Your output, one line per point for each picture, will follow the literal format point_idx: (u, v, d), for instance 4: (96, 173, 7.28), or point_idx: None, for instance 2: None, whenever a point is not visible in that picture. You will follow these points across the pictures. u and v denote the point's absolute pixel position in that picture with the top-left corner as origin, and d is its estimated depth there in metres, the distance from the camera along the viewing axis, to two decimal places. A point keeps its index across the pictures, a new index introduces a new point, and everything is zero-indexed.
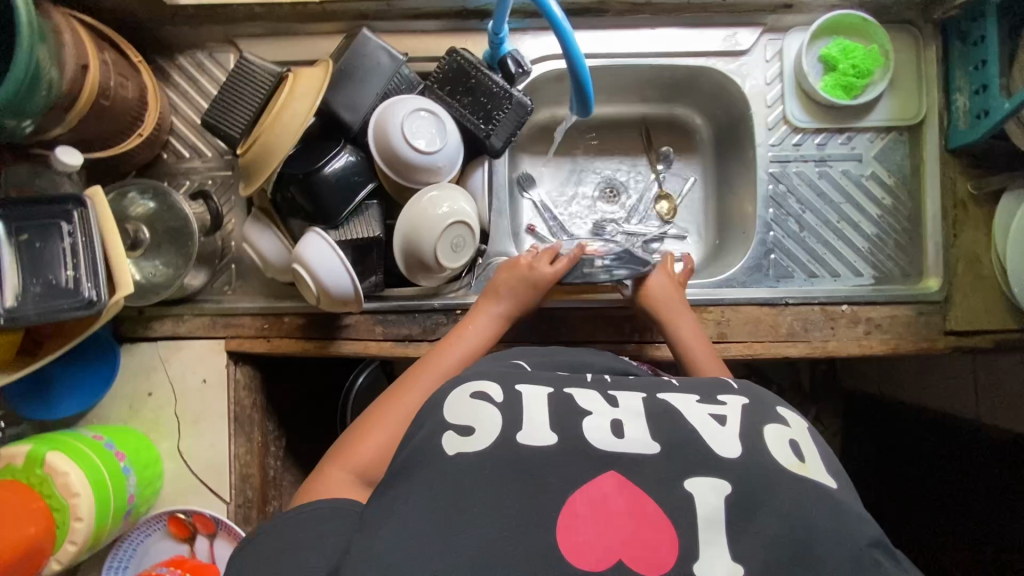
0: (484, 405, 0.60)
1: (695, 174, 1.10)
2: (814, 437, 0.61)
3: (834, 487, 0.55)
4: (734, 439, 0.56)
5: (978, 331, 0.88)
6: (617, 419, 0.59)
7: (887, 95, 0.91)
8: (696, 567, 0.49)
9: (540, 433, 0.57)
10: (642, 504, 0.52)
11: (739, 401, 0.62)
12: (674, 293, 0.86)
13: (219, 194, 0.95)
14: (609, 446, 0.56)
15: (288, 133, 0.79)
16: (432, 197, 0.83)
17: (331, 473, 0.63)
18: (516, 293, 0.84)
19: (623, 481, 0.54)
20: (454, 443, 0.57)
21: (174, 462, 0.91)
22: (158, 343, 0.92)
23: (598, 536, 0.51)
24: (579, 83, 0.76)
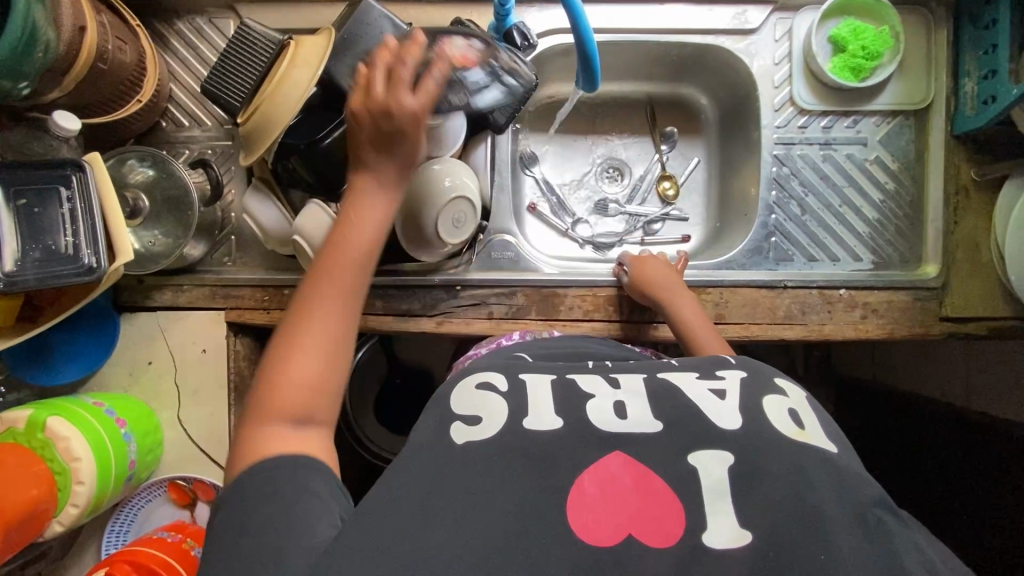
0: (491, 394, 0.63)
1: (699, 155, 1.09)
2: (813, 406, 0.63)
3: (834, 452, 0.57)
4: (734, 412, 0.59)
5: (974, 317, 0.89)
6: (620, 400, 0.62)
7: (895, 78, 0.90)
8: (705, 538, 0.52)
9: (546, 420, 0.60)
10: (649, 482, 0.55)
11: (738, 375, 0.64)
12: (671, 275, 0.87)
13: (219, 164, 0.94)
14: (614, 428, 0.59)
15: (288, 103, 0.78)
16: (434, 170, 0.83)
17: (261, 427, 0.58)
18: (391, 146, 0.65)
19: (630, 461, 0.57)
20: (463, 432, 0.60)
21: (175, 430, 0.92)
22: (158, 313, 0.92)
23: (609, 513, 0.54)
24: (586, 57, 0.75)
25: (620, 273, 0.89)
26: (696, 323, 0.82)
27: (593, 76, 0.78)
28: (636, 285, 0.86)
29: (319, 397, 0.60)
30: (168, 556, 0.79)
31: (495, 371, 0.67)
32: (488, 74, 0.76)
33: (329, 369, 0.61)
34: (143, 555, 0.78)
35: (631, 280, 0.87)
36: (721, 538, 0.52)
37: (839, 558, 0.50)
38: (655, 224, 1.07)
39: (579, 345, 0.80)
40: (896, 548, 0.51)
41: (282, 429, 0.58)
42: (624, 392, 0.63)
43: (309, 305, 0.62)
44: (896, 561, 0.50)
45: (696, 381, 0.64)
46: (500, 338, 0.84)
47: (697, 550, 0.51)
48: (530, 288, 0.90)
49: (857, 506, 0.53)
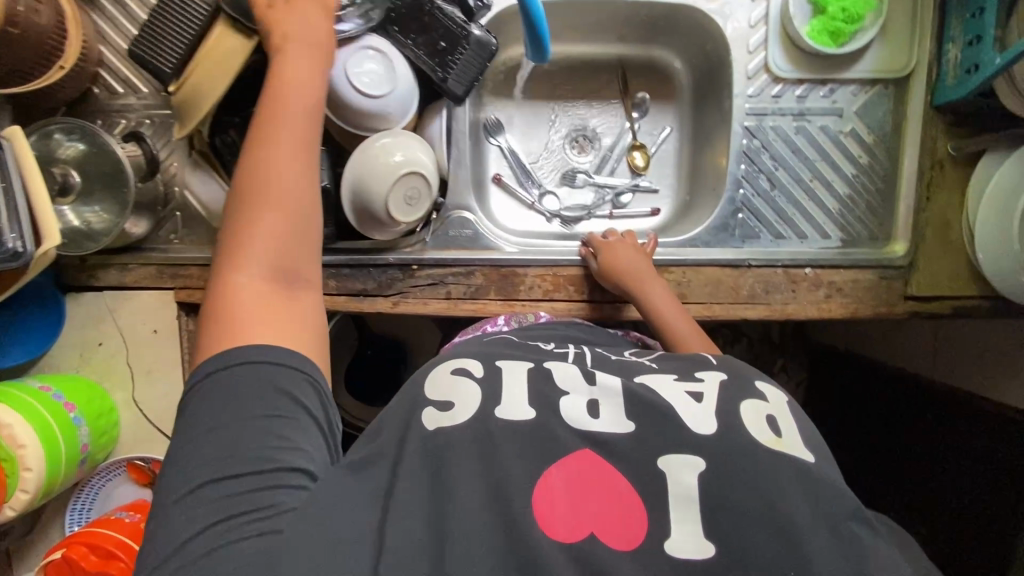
0: (465, 380, 0.61)
1: (671, 123, 1.04)
2: (793, 412, 0.61)
3: (812, 462, 0.55)
4: (711, 416, 0.57)
5: (938, 297, 0.87)
6: (594, 398, 0.60)
7: (876, 44, 0.85)
8: (668, 544, 0.50)
9: (516, 408, 0.58)
10: (615, 484, 0.53)
11: (718, 377, 0.63)
12: (638, 258, 0.84)
13: (158, 135, 0.88)
14: (582, 425, 0.57)
15: (221, 75, 0.73)
16: (384, 143, 0.78)
17: (236, 286, 0.58)
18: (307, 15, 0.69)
19: (599, 461, 0.54)
20: (434, 417, 0.58)
21: (130, 411, 0.91)
22: (105, 293, 0.89)
23: (577, 509, 0.52)
24: (531, 22, 0.70)
25: (586, 260, 0.87)
26: (669, 310, 0.80)
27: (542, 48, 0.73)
28: (606, 272, 0.84)
29: (292, 266, 0.60)
30: (125, 537, 0.79)
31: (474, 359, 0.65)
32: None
33: (295, 220, 0.61)
34: (98, 537, 0.78)
35: (600, 267, 0.84)
36: (687, 548, 0.50)
37: (804, 564, 0.49)
38: (624, 196, 1.03)
39: (553, 336, 0.78)
40: (865, 553, 0.50)
41: (258, 301, 0.57)
42: (598, 390, 0.61)
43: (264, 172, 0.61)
44: (862, 564, 0.49)
45: (672, 382, 0.62)
46: (484, 325, 0.82)
47: (662, 557, 0.50)
48: (488, 267, 0.87)
49: (829, 518, 0.51)
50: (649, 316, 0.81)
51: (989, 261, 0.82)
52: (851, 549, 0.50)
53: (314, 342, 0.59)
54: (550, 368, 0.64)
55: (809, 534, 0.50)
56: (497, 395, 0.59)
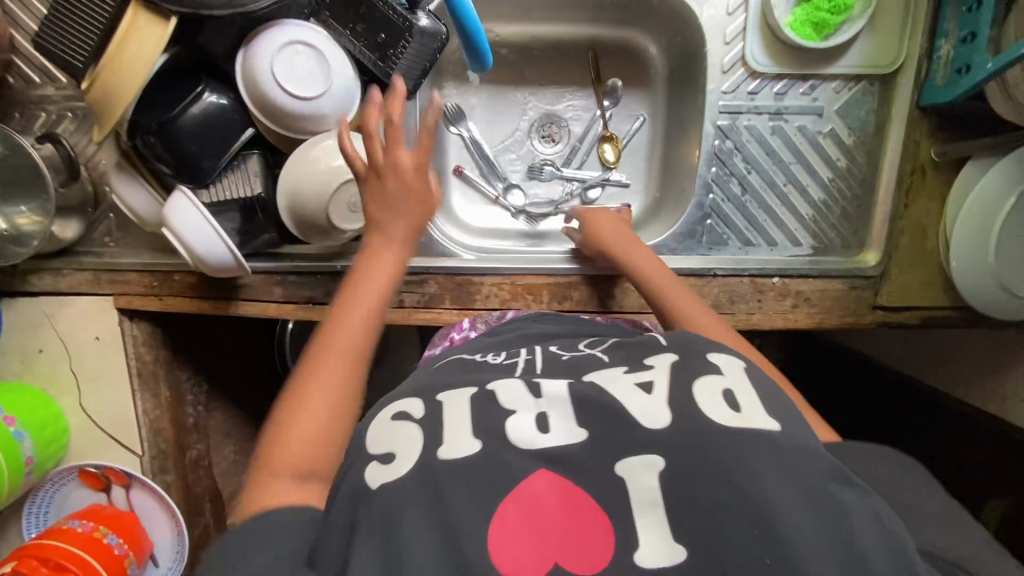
0: (404, 423, 0.52)
1: (644, 112, 0.97)
2: (754, 376, 0.52)
3: (776, 430, 0.46)
4: (665, 408, 0.47)
5: (908, 307, 0.84)
6: (544, 411, 0.50)
7: (863, 37, 0.78)
8: (637, 555, 0.42)
9: (462, 444, 0.48)
10: (575, 500, 0.45)
11: (671, 360, 0.53)
12: (620, 225, 0.82)
13: (81, 129, 0.81)
14: (530, 445, 0.47)
15: (134, 73, 0.63)
16: (329, 146, 0.72)
17: (265, 486, 0.51)
18: (393, 201, 0.66)
19: (557, 481, 0.46)
20: (378, 474, 0.48)
21: (79, 417, 0.88)
22: (40, 299, 0.85)
23: (534, 542, 0.43)
24: (471, 38, 0.70)
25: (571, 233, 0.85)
26: (655, 274, 0.75)
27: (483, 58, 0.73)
28: (590, 241, 0.82)
29: (329, 452, 0.54)
30: (76, 549, 0.80)
31: (411, 396, 0.55)
32: None
33: (341, 423, 0.56)
34: (49, 549, 0.78)
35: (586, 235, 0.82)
36: (654, 554, 0.42)
37: None
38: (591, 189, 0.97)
39: (513, 343, 0.69)
40: (848, 519, 0.41)
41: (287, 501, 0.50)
42: (545, 402, 0.51)
43: (324, 346, 0.59)
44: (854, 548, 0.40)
45: (625, 375, 0.52)
46: (451, 334, 0.78)
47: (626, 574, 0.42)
48: (443, 275, 0.83)
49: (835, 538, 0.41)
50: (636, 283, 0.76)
51: (963, 271, 0.78)
52: (841, 525, 0.41)
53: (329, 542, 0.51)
54: (493, 391, 0.53)
55: (800, 528, 0.41)
56: (434, 433, 0.50)
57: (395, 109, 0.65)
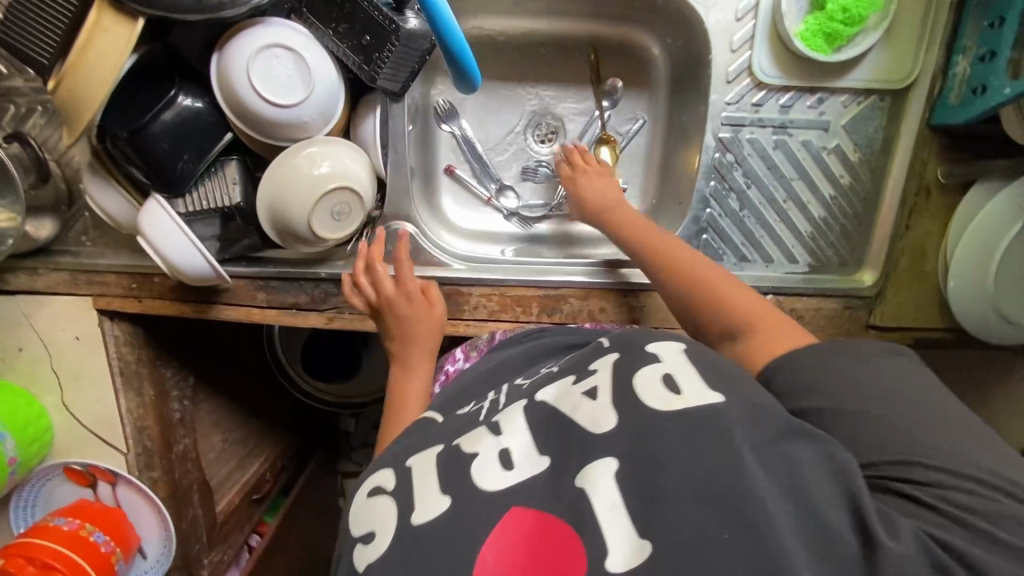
0: (381, 496, 0.52)
1: (645, 114, 0.92)
2: (697, 356, 0.51)
3: (719, 401, 0.45)
4: (609, 408, 0.49)
5: (902, 327, 0.81)
6: (505, 448, 0.50)
7: (878, 49, 0.75)
8: (608, 565, 0.41)
9: (432, 505, 0.48)
10: (546, 528, 0.44)
11: (610, 360, 0.53)
12: (608, 184, 0.81)
13: (50, 124, 0.77)
14: (497, 485, 0.47)
15: (100, 76, 0.59)
16: (311, 153, 0.69)
17: None
18: (405, 328, 0.73)
19: (528, 515, 0.45)
20: (363, 557, 0.48)
21: (62, 415, 0.88)
22: (18, 298, 0.83)
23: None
24: (455, 58, 0.62)
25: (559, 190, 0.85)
26: (640, 231, 0.75)
27: (470, 78, 0.65)
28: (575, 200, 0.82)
29: None
30: (62, 548, 0.80)
31: (381, 468, 0.55)
32: None
33: None
34: (35, 549, 0.79)
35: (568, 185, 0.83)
36: (622, 555, 0.41)
37: None
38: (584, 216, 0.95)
39: (481, 389, 0.64)
40: (799, 476, 0.41)
41: None
42: (506, 437, 0.51)
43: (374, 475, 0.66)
44: (810, 510, 0.40)
45: (570, 386, 0.53)
46: (444, 367, 0.79)
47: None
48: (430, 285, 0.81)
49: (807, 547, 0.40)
50: (620, 236, 0.76)
51: (959, 291, 0.76)
52: (801, 493, 0.41)
53: None
54: (459, 445, 0.52)
55: (763, 495, 0.40)
56: (406, 501, 0.50)
57: (373, 253, 0.74)
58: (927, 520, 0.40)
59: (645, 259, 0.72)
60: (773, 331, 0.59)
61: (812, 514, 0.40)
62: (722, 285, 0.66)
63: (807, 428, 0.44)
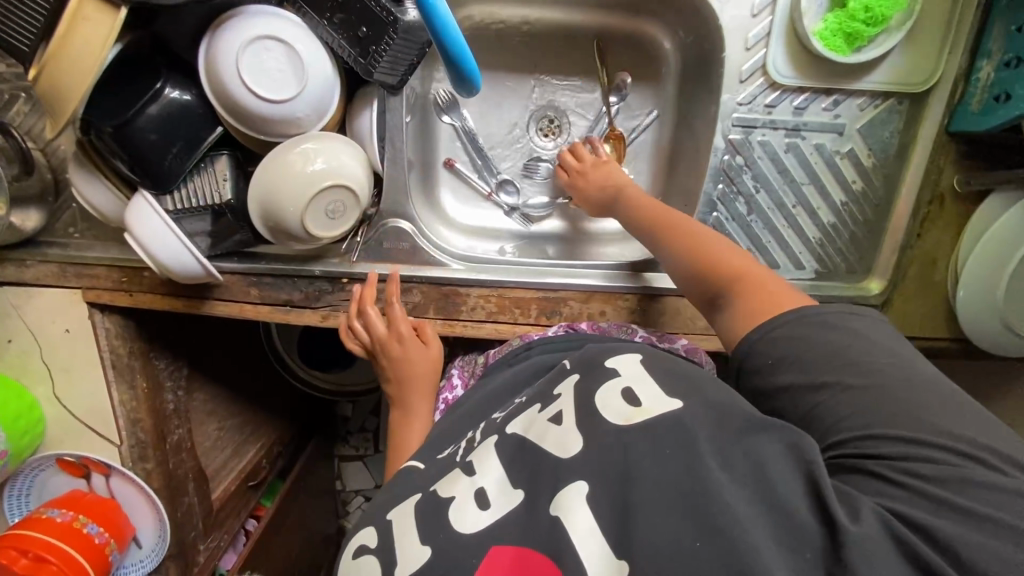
0: (364, 557, 0.50)
1: (652, 109, 0.89)
2: (652, 368, 0.52)
3: (677, 405, 0.46)
4: (574, 431, 0.48)
5: (908, 337, 0.79)
6: (480, 488, 0.49)
7: (898, 51, 0.72)
8: None
9: (414, 553, 0.47)
10: (525, 561, 0.43)
11: (573, 381, 0.54)
12: (606, 170, 0.79)
13: (33, 112, 0.74)
14: (474, 526, 0.46)
15: (82, 73, 0.57)
16: (305, 149, 0.66)
17: None
18: (402, 372, 0.74)
19: (505, 552, 0.44)
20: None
21: (54, 407, 0.87)
22: (6, 288, 0.81)
23: None
24: (454, 62, 0.58)
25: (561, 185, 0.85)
26: (643, 207, 0.72)
27: (471, 82, 0.61)
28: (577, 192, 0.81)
29: None
30: (56, 540, 0.80)
31: (365, 526, 0.53)
32: None
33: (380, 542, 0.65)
34: (27, 541, 0.79)
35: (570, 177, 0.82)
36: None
37: None
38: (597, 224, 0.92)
39: (465, 428, 0.62)
40: (764, 473, 0.41)
41: None
42: (482, 477, 0.50)
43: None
44: (775, 506, 0.40)
45: (536, 415, 0.53)
46: (443, 395, 0.78)
47: None
48: (428, 284, 0.79)
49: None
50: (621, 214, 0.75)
51: (968, 301, 0.73)
52: (765, 483, 0.41)
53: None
54: (437, 492, 0.51)
55: (717, 494, 0.40)
56: (389, 553, 0.48)
57: (365, 295, 0.75)
58: (898, 504, 0.41)
59: (646, 235, 0.70)
60: (770, 289, 0.58)
61: (778, 508, 0.40)
62: (724, 252, 0.63)
63: (772, 422, 0.44)
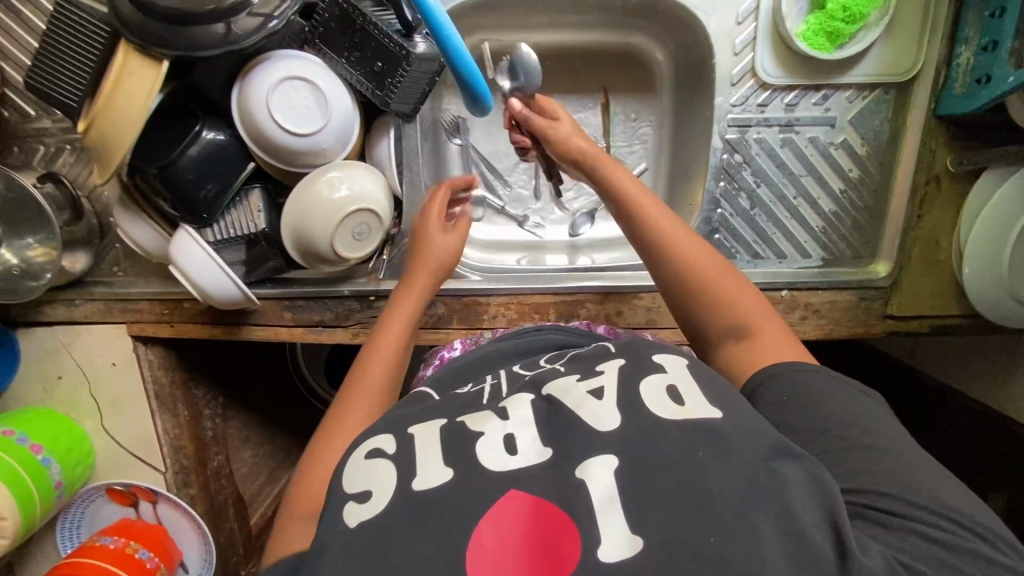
0: (381, 459, 0.49)
1: (649, 118, 0.94)
2: (700, 373, 0.52)
3: (718, 417, 0.47)
4: (614, 410, 0.48)
5: (918, 315, 0.81)
6: (510, 433, 0.48)
7: (879, 44, 0.76)
8: (601, 553, 0.40)
9: (434, 473, 0.46)
10: (545, 512, 0.43)
11: (617, 364, 0.53)
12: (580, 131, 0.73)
13: (78, 162, 0.81)
14: (502, 465, 0.46)
15: (127, 122, 0.63)
16: (330, 177, 0.71)
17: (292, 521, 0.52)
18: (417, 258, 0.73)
19: (528, 500, 0.44)
20: (355, 513, 0.46)
21: (102, 439, 0.91)
22: (55, 328, 0.87)
23: (513, 549, 0.42)
24: (468, 84, 0.63)
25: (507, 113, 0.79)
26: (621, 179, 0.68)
27: (483, 102, 0.67)
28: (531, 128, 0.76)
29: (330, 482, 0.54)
30: (109, 565, 0.83)
31: (381, 432, 0.52)
32: None
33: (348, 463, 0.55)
34: (80, 567, 0.82)
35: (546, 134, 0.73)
36: (615, 547, 0.40)
37: None
38: (579, 236, 0.96)
39: (477, 372, 0.65)
40: (787, 490, 0.42)
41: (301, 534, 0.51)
42: (513, 422, 0.49)
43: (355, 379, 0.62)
44: (798, 507, 0.42)
45: (574, 383, 0.52)
46: (439, 353, 0.78)
47: None
48: (449, 297, 0.83)
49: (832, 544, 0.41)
50: (618, 205, 0.68)
51: (974, 276, 0.76)
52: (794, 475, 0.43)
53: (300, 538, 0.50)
54: (463, 423, 0.51)
55: (731, 502, 0.41)
56: (408, 465, 0.48)
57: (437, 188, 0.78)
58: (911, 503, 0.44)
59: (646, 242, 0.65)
60: (767, 343, 0.59)
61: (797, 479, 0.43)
62: (728, 282, 0.62)
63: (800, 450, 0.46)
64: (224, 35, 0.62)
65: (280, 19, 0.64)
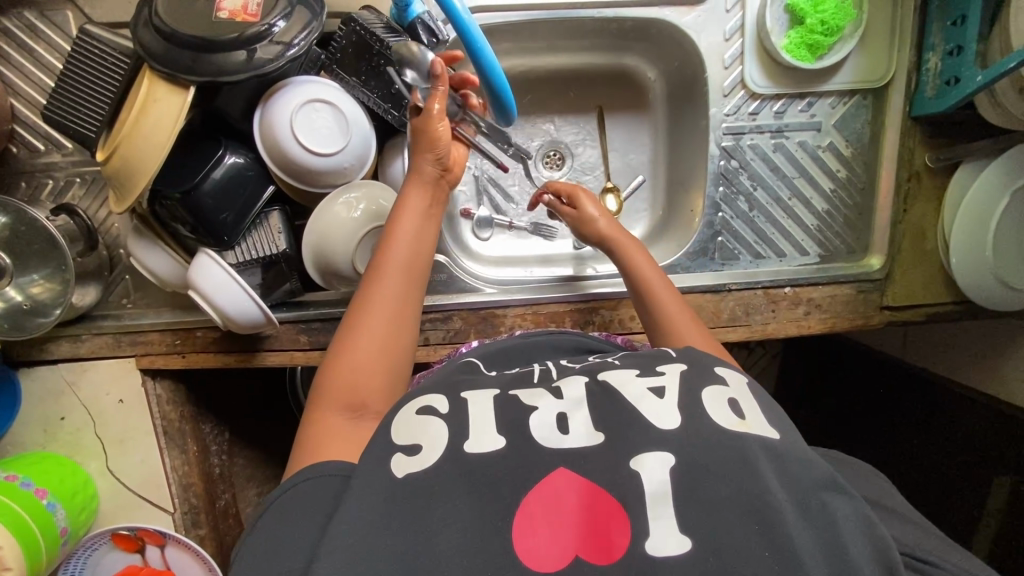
0: (433, 417, 0.50)
1: (645, 133, 0.99)
2: (754, 392, 0.52)
3: (775, 439, 0.47)
4: (672, 407, 0.48)
5: (913, 306, 0.85)
6: (564, 414, 0.49)
7: (854, 54, 0.83)
8: (649, 546, 0.41)
9: (487, 438, 0.47)
10: (598, 501, 0.44)
11: (677, 368, 0.52)
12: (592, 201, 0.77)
13: (89, 195, 0.81)
14: (557, 444, 0.47)
15: (151, 147, 0.64)
16: (348, 198, 0.73)
17: (324, 418, 0.53)
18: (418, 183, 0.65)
19: (577, 482, 0.45)
20: (404, 465, 0.46)
21: (107, 480, 0.86)
22: (59, 366, 0.84)
23: (565, 529, 0.43)
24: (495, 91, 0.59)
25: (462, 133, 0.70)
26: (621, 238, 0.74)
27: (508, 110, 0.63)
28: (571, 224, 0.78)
29: (372, 384, 0.56)
30: None
31: (433, 393, 0.53)
32: (289, 14, 0.65)
33: (378, 372, 0.56)
34: None
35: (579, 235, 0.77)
36: (664, 543, 0.41)
37: None
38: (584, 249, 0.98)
39: (519, 359, 0.67)
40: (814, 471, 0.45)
41: (337, 434, 0.52)
42: (567, 402, 0.50)
43: (373, 279, 0.60)
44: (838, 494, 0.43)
45: (631, 377, 0.51)
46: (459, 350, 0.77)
47: None
48: (466, 310, 0.84)
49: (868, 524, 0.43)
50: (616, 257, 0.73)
51: (962, 266, 0.80)
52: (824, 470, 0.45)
53: (338, 450, 0.51)
54: (516, 395, 0.52)
55: (786, 511, 0.42)
56: (462, 426, 0.49)
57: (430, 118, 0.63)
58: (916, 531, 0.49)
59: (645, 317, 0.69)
60: None
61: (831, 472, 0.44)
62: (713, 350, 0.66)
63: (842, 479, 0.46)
64: (246, 62, 0.64)
65: (299, 48, 0.65)
